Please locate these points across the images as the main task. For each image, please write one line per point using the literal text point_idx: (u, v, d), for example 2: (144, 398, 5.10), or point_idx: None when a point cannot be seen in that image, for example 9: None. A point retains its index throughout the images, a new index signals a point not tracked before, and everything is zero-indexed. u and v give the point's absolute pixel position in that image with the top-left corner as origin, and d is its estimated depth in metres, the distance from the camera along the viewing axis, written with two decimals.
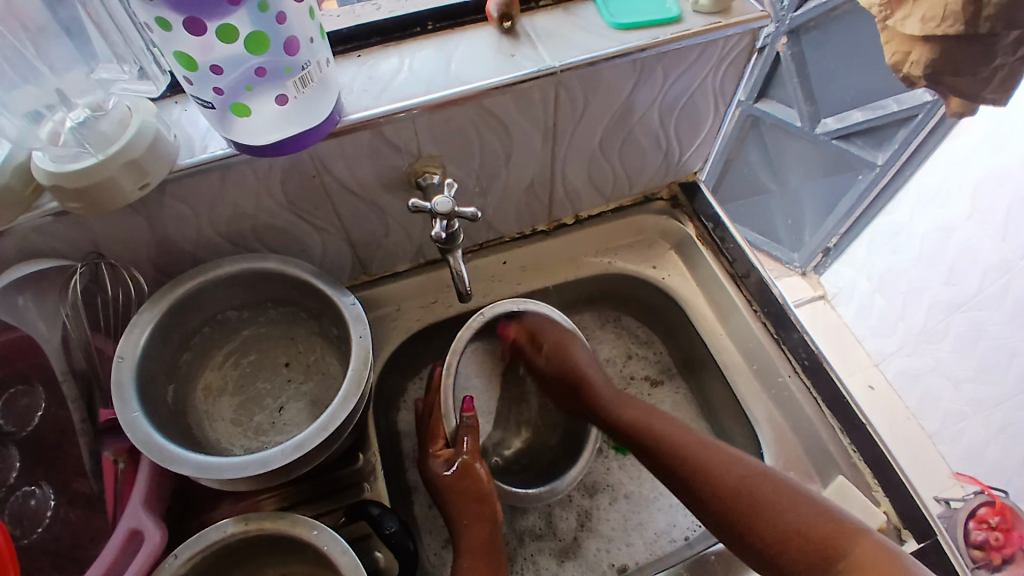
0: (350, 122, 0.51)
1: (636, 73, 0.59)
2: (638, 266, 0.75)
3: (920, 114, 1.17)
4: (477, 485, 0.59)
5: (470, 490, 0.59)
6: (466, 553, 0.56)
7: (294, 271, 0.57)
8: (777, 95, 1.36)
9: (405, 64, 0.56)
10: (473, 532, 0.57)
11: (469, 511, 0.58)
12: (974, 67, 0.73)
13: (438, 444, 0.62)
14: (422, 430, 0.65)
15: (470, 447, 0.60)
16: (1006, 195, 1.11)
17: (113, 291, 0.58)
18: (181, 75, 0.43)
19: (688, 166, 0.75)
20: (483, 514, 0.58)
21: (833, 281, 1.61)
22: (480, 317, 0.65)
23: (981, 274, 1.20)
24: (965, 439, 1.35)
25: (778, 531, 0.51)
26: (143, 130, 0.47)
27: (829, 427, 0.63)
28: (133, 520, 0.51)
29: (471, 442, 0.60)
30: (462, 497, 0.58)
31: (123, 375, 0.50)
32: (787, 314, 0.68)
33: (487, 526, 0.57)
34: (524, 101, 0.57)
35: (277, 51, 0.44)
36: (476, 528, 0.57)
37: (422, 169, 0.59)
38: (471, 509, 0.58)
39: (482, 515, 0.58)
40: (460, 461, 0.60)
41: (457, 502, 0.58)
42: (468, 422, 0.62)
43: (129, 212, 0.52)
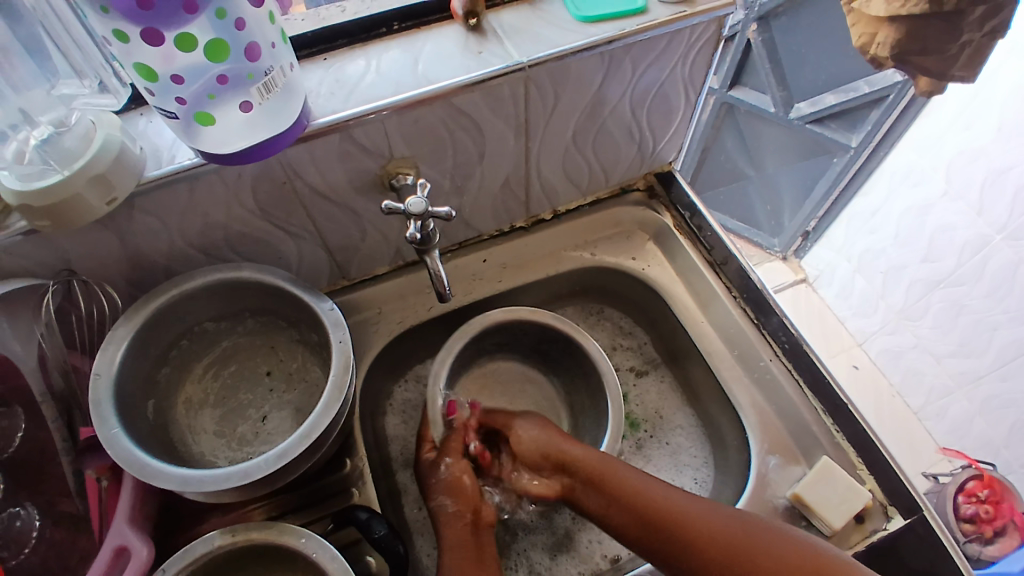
0: (318, 126, 0.51)
1: (604, 66, 0.59)
2: (617, 257, 0.76)
3: (891, 94, 1.17)
4: (460, 485, 0.60)
5: (457, 490, 0.60)
6: (451, 551, 0.56)
7: (271, 278, 0.56)
8: (750, 82, 1.37)
9: (372, 66, 0.56)
10: (457, 533, 0.57)
11: (456, 509, 0.59)
12: (940, 45, 0.74)
13: (426, 445, 0.64)
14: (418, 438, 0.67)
15: (453, 447, 0.62)
16: (980, 170, 1.14)
17: (87, 308, 0.58)
18: (143, 86, 0.43)
19: (663, 156, 0.76)
20: (472, 514, 0.59)
21: (814, 263, 1.62)
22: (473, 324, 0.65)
23: (959, 251, 1.23)
24: (951, 414, 1.37)
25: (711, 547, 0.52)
26: (108, 144, 0.46)
27: (812, 409, 0.64)
28: (118, 537, 0.51)
29: (454, 443, 0.62)
30: (449, 495, 0.60)
31: (100, 392, 0.49)
32: (766, 298, 0.68)
33: (469, 528, 0.58)
34: (494, 98, 0.56)
35: (238, 58, 0.43)
36: (455, 529, 0.58)
37: (395, 170, 0.59)
38: (456, 508, 0.59)
39: (467, 515, 0.58)
40: (445, 461, 0.61)
41: (445, 498, 0.59)
42: (454, 425, 0.63)
43: (97, 227, 0.51)
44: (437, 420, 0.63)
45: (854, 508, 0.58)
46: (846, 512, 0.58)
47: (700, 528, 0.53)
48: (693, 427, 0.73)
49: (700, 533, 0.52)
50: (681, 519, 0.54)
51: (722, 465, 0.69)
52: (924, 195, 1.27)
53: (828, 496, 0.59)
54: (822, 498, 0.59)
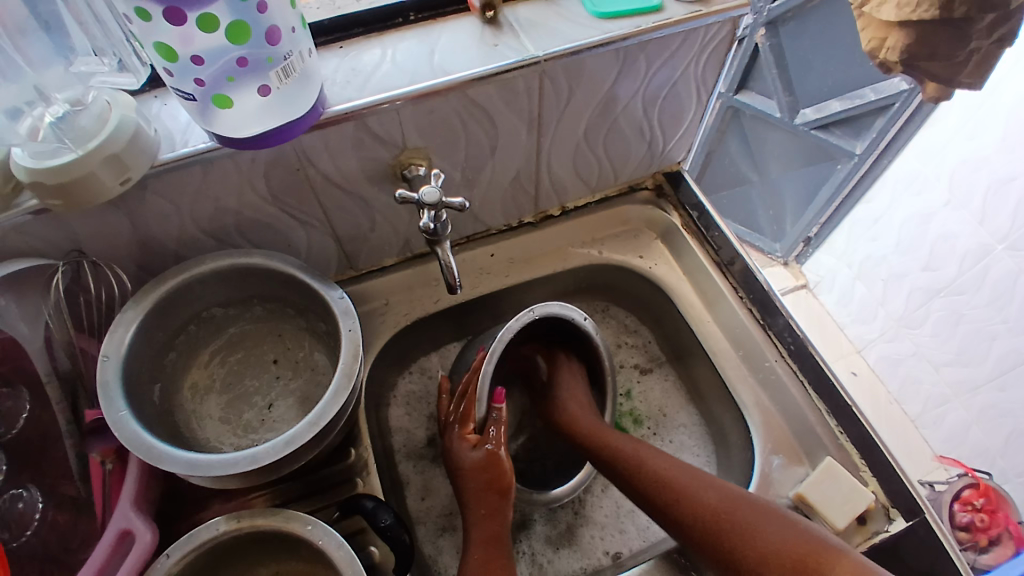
0: (333, 114, 0.51)
1: (619, 63, 0.59)
2: (625, 255, 0.76)
3: (897, 103, 1.18)
4: (499, 478, 0.58)
5: (493, 483, 0.58)
6: (480, 544, 0.55)
7: (281, 265, 0.56)
8: (756, 87, 1.38)
9: (388, 56, 0.56)
10: (485, 527, 0.56)
11: (488, 502, 0.57)
12: (950, 51, 0.74)
13: (466, 427, 0.61)
14: (443, 413, 0.64)
15: (496, 437, 0.60)
16: (983, 179, 1.15)
17: (96, 291, 0.57)
18: (161, 66, 0.43)
19: (672, 156, 0.76)
20: (501, 506, 0.58)
21: (814, 269, 1.63)
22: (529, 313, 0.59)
23: (961, 259, 1.24)
24: (948, 422, 1.38)
25: (687, 505, 0.55)
26: (123, 126, 0.46)
27: (816, 410, 0.64)
28: (122, 520, 0.51)
29: (498, 433, 0.60)
30: (482, 486, 0.58)
31: (108, 374, 0.49)
32: (772, 299, 0.68)
33: (498, 521, 0.57)
34: (509, 91, 0.57)
35: (258, 41, 0.43)
36: (487, 523, 0.57)
37: (408, 161, 0.59)
38: (489, 502, 0.58)
39: (499, 510, 0.57)
40: (486, 449, 0.59)
41: (478, 491, 0.58)
42: (497, 414, 0.61)
43: (109, 208, 0.51)
44: (481, 400, 0.60)
45: (857, 509, 0.58)
46: (849, 513, 0.58)
47: (680, 487, 0.57)
48: (696, 426, 0.73)
49: (682, 492, 0.56)
50: (662, 474, 0.59)
51: (724, 464, 0.69)
52: (926, 203, 1.27)
53: (832, 497, 0.59)
54: (826, 498, 0.59)
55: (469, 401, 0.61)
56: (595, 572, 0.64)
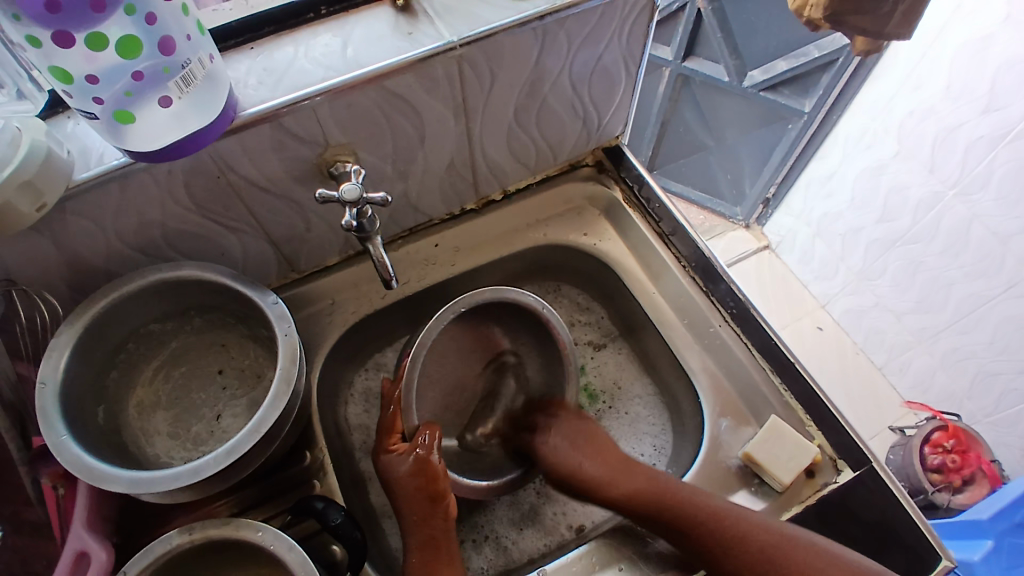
0: (247, 117, 0.50)
1: (539, 41, 0.59)
2: (569, 234, 0.76)
3: (840, 58, 1.20)
4: (432, 484, 0.58)
5: (425, 489, 0.58)
6: (418, 549, 0.57)
7: (213, 275, 0.56)
8: (704, 53, 1.37)
9: (300, 53, 0.55)
10: (422, 532, 0.57)
11: (421, 509, 0.58)
12: (874, 5, 0.74)
13: (392, 437, 0.61)
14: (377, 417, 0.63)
15: (427, 443, 0.59)
16: (931, 128, 1.16)
17: (29, 316, 0.57)
18: (61, 89, 0.43)
19: (609, 131, 0.76)
20: (437, 514, 0.58)
21: (775, 230, 1.65)
22: (452, 310, 0.63)
23: (914, 208, 1.25)
24: (913, 368, 1.41)
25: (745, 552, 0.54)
26: (35, 151, 0.46)
27: (761, 370, 0.65)
28: (77, 541, 0.51)
29: (429, 439, 0.59)
30: (416, 494, 0.58)
31: (47, 400, 0.49)
32: (714, 266, 0.69)
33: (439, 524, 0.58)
34: (428, 80, 0.56)
35: (152, 52, 0.42)
36: (426, 526, 0.57)
37: (333, 158, 0.58)
38: (422, 508, 0.58)
39: (432, 516, 0.58)
40: (416, 455, 0.59)
41: (410, 498, 0.58)
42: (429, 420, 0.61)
43: (29, 233, 0.50)
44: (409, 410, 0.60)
45: (803, 464, 0.60)
46: (795, 469, 0.60)
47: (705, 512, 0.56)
48: (650, 396, 0.74)
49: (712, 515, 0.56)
50: (697, 506, 0.57)
51: (679, 430, 0.71)
52: (876, 155, 1.28)
53: (778, 455, 0.60)
54: (771, 456, 0.60)
55: (396, 410, 0.61)
56: (559, 547, 0.66)
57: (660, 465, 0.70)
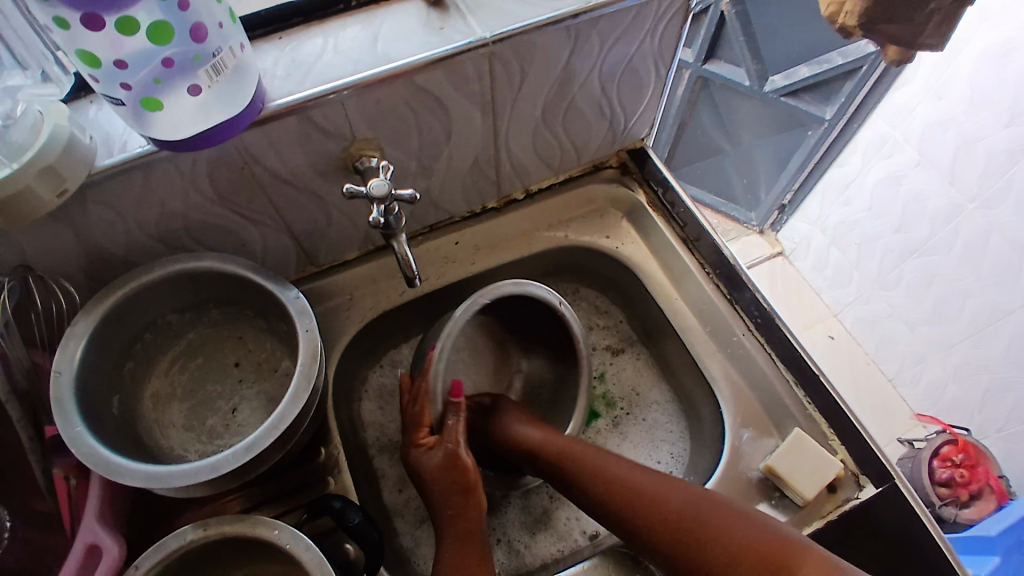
0: (275, 108, 0.49)
1: (571, 41, 0.57)
2: (591, 236, 0.75)
3: (863, 66, 1.20)
4: (465, 477, 0.58)
5: (459, 482, 0.57)
6: (452, 541, 0.56)
7: (234, 267, 0.55)
8: (725, 56, 1.35)
9: (329, 45, 0.54)
10: (456, 526, 0.56)
11: (454, 502, 0.57)
12: (908, 12, 0.72)
13: (420, 432, 0.60)
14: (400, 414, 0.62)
15: (457, 435, 0.59)
16: (953, 139, 1.14)
17: (45, 304, 0.56)
18: (86, 73, 0.41)
19: (634, 133, 0.75)
20: (472, 505, 0.57)
21: (789, 236, 1.63)
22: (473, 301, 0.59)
23: (932, 219, 1.24)
24: (925, 380, 1.39)
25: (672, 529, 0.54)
26: (57, 135, 0.44)
27: (783, 381, 0.65)
28: (89, 535, 0.50)
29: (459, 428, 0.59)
30: (449, 488, 0.57)
31: (62, 392, 0.48)
32: (738, 273, 0.69)
33: (476, 514, 0.57)
34: (457, 76, 0.55)
35: (183, 40, 0.41)
36: (461, 520, 0.56)
37: (358, 152, 0.57)
38: (455, 501, 0.57)
39: (467, 508, 0.57)
40: (446, 450, 0.58)
41: (444, 493, 0.57)
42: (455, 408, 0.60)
43: (50, 220, 0.49)
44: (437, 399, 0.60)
45: (825, 478, 0.59)
46: (817, 483, 0.59)
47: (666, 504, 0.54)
48: (668, 403, 0.74)
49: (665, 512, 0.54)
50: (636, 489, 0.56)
51: (697, 439, 0.70)
52: (896, 164, 1.27)
53: (800, 467, 0.59)
54: (793, 468, 0.59)
55: (420, 404, 0.60)
56: (572, 554, 0.65)
57: (678, 473, 0.69)
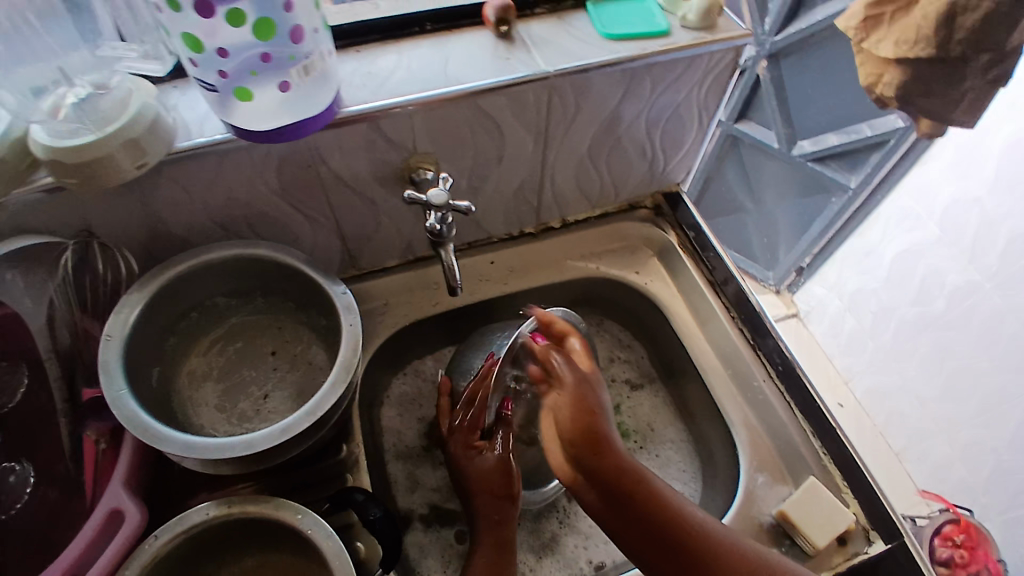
0: (349, 114, 0.52)
1: (624, 84, 0.61)
2: (621, 271, 0.78)
3: (891, 139, 1.21)
4: (507, 485, 0.60)
5: (501, 487, 0.59)
6: (490, 545, 0.56)
7: (286, 257, 0.57)
8: (755, 117, 1.43)
9: (403, 62, 0.58)
10: (500, 532, 0.57)
11: (498, 507, 0.58)
12: (943, 88, 0.75)
13: (471, 435, 0.62)
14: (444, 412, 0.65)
15: (504, 443, 0.62)
16: (975, 217, 1.18)
17: (103, 270, 0.58)
18: (187, 56, 0.45)
19: (672, 177, 0.78)
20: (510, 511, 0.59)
21: (805, 299, 1.65)
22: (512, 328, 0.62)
23: (949, 295, 1.26)
24: (932, 457, 1.38)
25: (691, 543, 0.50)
26: (143, 111, 0.47)
27: (801, 430, 0.66)
28: (114, 499, 0.51)
29: (506, 438, 0.62)
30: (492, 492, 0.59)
31: (109, 354, 0.50)
32: (762, 321, 0.70)
33: (507, 522, 0.58)
34: (518, 103, 0.59)
35: (282, 39, 0.45)
36: (501, 528, 0.58)
37: (416, 165, 0.60)
38: (495, 506, 0.59)
39: (505, 511, 0.59)
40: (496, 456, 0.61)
41: (489, 498, 0.59)
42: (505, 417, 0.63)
43: (123, 192, 0.52)
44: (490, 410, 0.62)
45: (838, 530, 0.59)
46: (830, 533, 0.59)
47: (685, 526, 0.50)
48: (683, 442, 0.74)
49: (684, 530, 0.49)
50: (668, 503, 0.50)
51: (710, 480, 0.70)
52: (917, 239, 1.30)
53: (812, 515, 0.60)
54: (807, 516, 0.60)
55: (474, 410, 0.62)
56: None
57: None
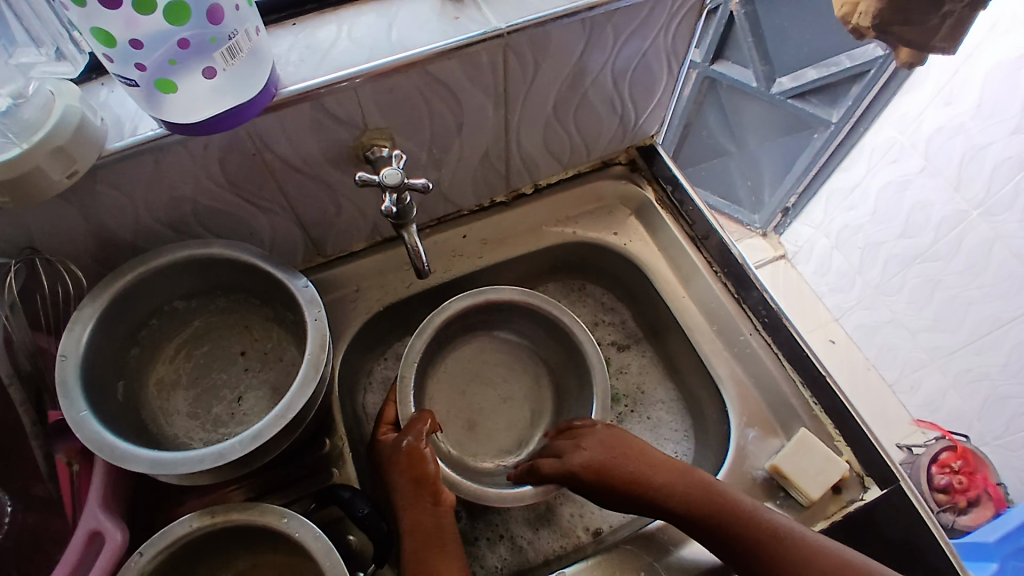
0: (287, 95, 0.49)
1: (585, 34, 0.57)
2: (599, 232, 0.75)
3: (872, 69, 1.21)
4: (422, 467, 0.55)
5: (411, 472, 0.54)
6: (412, 538, 0.52)
7: (241, 255, 0.54)
8: (732, 56, 1.36)
9: (344, 32, 0.54)
10: (422, 523, 0.52)
11: (409, 491, 0.54)
12: (922, 17, 0.73)
13: (383, 423, 0.60)
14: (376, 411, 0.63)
15: (415, 428, 0.57)
16: (959, 146, 1.14)
17: (52, 286, 0.56)
18: (100, 52, 0.40)
19: (645, 129, 0.75)
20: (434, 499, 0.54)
21: (793, 239, 1.63)
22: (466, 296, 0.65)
23: (937, 226, 1.23)
24: (924, 386, 1.39)
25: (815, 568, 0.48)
26: (68, 115, 0.44)
27: (790, 381, 0.65)
28: (92, 520, 0.49)
29: (416, 424, 0.57)
30: (405, 477, 0.54)
31: (67, 374, 0.47)
32: (747, 273, 0.69)
33: (426, 505, 0.53)
34: (472, 67, 0.55)
35: (200, 22, 0.41)
36: (415, 511, 0.53)
37: (370, 142, 0.57)
38: (410, 492, 0.54)
39: (421, 498, 0.53)
40: (409, 440, 0.56)
41: (399, 479, 0.55)
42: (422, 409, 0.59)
43: (59, 202, 0.49)
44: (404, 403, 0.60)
45: (831, 479, 0.59)
46: (823, 483, 0.59)
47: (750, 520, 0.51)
48: (673, 401, 0.73)
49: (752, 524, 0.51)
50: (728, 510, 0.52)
51: (701, 438, 0.70)
52: (901, 169, 1.27)
53: (807, 468, 0.59)
54: (799, 468, 0.59)
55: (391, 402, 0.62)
56: (575, 550, 0.65)
57: None
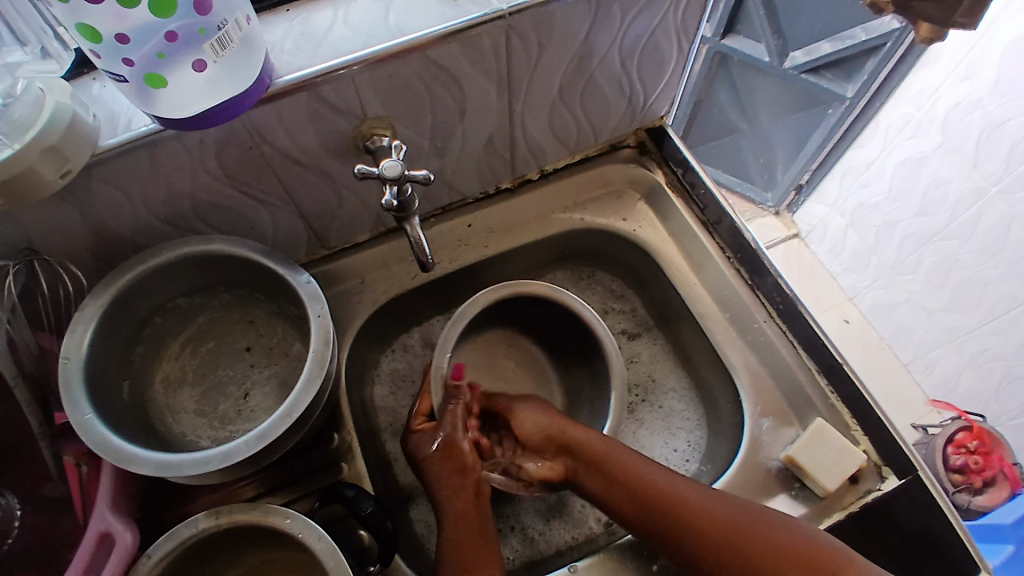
0: (283, 85, 0.47)
1: (591, 13, 0.54)
2: (608, 219, 0.73)
3: (887, 42, 1.14)
4: (462, 460, 0.58)
5: (455, 463, 0.58)
6: (452, 524, 0.55)
7: (242, 250, 0.53)
8: (743, 30, 1.31)
9: (340, 17, 0.52)
10: (458, 507, 0.56)
11: (452, 482, 0.57)
12: None
13: (417, 419, 0.61)
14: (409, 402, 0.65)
15: (453, 419, 0.60)
16: (978, 121, 1.11)
17: (52, 286, 0.55)
18: (87, 48, 0.39)
19: (654, 111, 0.72)
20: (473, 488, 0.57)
21: (806, 218, 1.60)
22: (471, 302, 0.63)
23: (954, 204, 1.20)
24: (941, 366, 1.37)
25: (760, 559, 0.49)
26: (59, 112, 0.43)
27: (805, 369, 0.63)
28: (101, 522, 0.49)
29: (454, 415, 0.60)
30: (446, 470, 0.58)
31: (70, 376, 0.47)
32: (761, 259, 0.67)
33: (470, 497, 0.56)
34: (474, 51, 0.53)
35: (187, 12, 0.39)
36: (457, 500, 0.56)
37: (370, 131, 0.55)
38: (454, 482, 0.57)
39: (464, 488, 0.57)
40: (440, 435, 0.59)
41: (440, 472, 0.58)
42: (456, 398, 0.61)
43: (56, 200, 0.48)
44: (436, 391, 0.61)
45: (847, 470, 0.58)
46: (839, 475, 0.58)
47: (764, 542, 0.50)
48: (685, 389, 0.72)
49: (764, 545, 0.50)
50: (746, 530, 0.51)
51: (714, 428, 0.68)
52: (918, 146, 1.23)
53: (822, 459, 0.58)
54: (815, 460, 0.58)
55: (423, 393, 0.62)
56: (587, 541, 0.65)
57: (693, 461, 0.68)
